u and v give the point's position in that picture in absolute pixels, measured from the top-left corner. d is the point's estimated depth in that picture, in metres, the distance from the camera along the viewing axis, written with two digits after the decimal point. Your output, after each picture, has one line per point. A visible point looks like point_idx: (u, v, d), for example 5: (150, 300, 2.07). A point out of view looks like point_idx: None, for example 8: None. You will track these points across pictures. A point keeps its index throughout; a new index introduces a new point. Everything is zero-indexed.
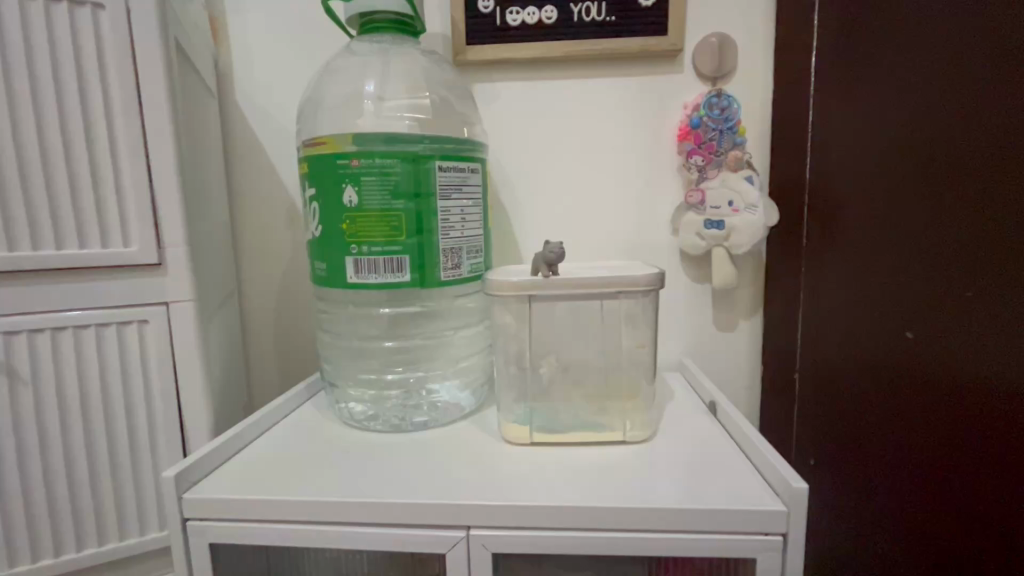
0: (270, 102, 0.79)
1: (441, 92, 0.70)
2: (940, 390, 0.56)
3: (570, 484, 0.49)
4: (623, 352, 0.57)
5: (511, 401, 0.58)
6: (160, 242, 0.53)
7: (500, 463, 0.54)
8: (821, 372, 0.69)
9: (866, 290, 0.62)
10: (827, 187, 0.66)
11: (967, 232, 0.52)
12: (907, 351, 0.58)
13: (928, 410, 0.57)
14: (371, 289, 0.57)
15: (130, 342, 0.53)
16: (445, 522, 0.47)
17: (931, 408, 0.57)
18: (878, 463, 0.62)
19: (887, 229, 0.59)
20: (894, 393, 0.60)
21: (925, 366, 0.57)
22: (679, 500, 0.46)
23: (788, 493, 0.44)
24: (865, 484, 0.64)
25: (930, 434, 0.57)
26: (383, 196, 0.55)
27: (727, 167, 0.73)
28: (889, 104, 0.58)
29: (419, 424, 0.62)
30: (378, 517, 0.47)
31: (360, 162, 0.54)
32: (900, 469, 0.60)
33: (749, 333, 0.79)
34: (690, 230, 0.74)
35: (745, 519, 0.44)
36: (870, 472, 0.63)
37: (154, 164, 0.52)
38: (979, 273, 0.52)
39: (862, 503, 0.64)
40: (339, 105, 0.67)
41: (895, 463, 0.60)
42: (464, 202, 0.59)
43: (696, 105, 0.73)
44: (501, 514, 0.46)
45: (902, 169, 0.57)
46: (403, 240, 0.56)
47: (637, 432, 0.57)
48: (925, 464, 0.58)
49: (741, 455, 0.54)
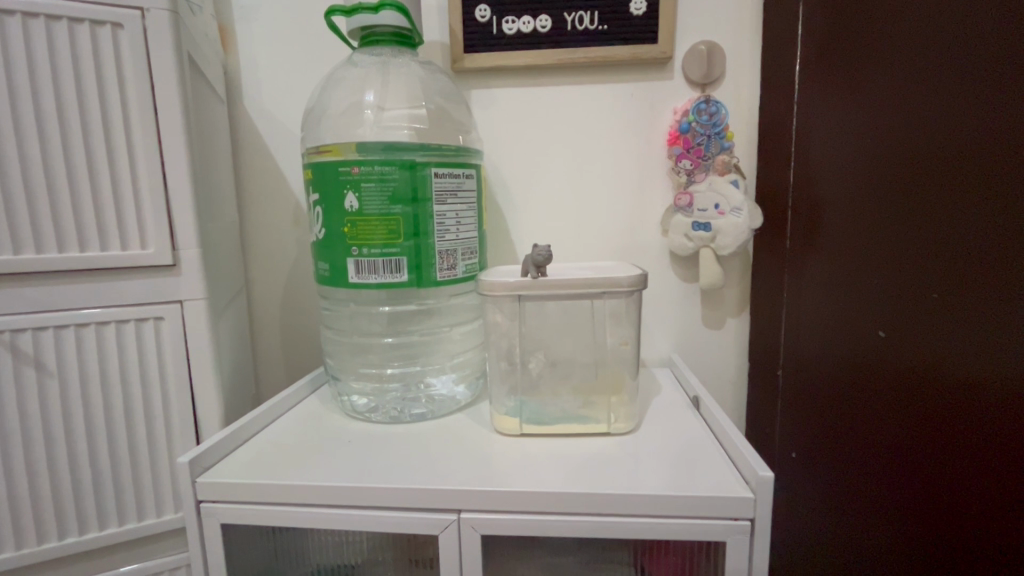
0: (277, 107, 0.83)
1: (436, 101, 0.73)
2: (919, 383, 0.61)
3: (554, 473, 0.53)
4: (608, 349, 0.60)
5: (503, 394, 0.61)
6: (175, 245, 0.56)
7: (492, 452, 0.58)
8: (798, 368, 0.72)
9: (845, 292, 0.66)
10: (808, 191, 0.69)
11: (969, 239, 0.56)
12: (904, 352, 0.62)
13: (908, 401, 0.62)
14: (371, 288, 0.60)
15: (147, 336, 0.57)
16: (439, 506, 0.50)
17: (911, 399, 0.62)
18: (857, 451, 0.67)
19: (879, 238, 0.62)
20: (873, 387, 0.65)
21: (903, 361, 0.62)
22: (654, 488, 0.49)
23: (755, 481, 0.47)
24: (851, 479, 0.68)
25: (908, 423, 0.62)
26: (382, 202, 0.58)
27: (714, 171, 0.76)
28: (868, 117, 0.62)
29: (417, 416, 0.66)
30: (376, 501, 0.51)
31: (360, 169, 0.58)
32: (878, 455, 0.65)
33: (736, 331, 0.82)
34: (678, 231, 0.77)
35: (715, 506, 0.47)
36: (855, 468, 0.67)
37: (169, 172, 0.56)
38: (983, 276, 0.55)
39: (859, 502, 0.67)
40: (341, 113, 0.71)
41: (874, 449, 0.65)
42: (459, 206, 0.62)
43: (685, 111, 0.76)
44: (490, 499, 0.50)
45: (897, 179, 0.60)
46: (401, 242, 0.59)
47: (621, 424, 0.60)
48: (904, 449, 0.63)
49: (718, 447, 0.57)
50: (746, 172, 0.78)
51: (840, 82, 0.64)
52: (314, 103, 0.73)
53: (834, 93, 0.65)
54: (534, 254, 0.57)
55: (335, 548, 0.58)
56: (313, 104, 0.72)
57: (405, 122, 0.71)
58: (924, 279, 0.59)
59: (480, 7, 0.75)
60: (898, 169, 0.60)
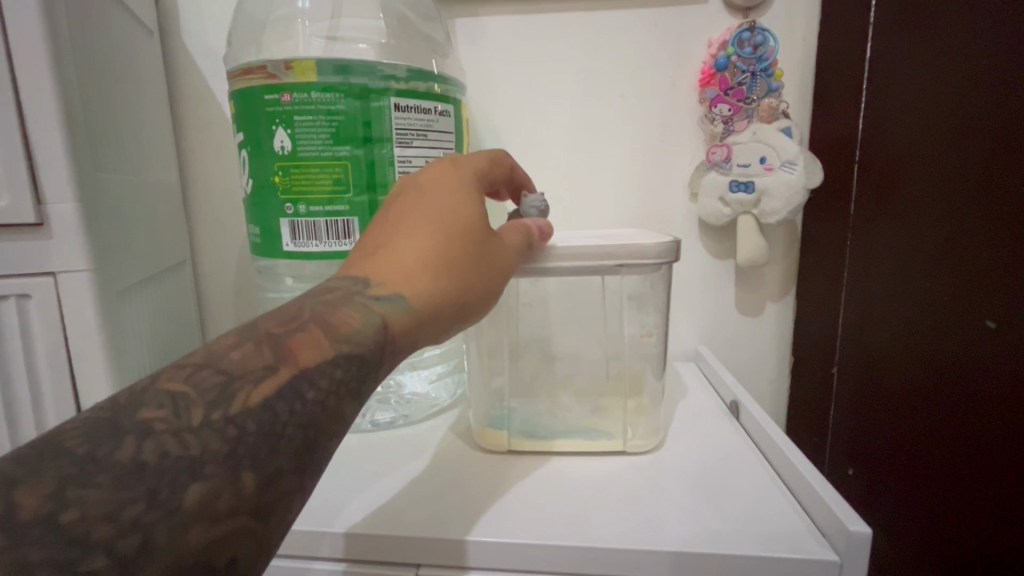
0: (219, 41, 0.68)
1: (399, 10, 0.60)
2: (979, 396, 0.42)
3: (553, 510, 0.38)
4: (626, 343, 0.46)
5: (487, 399, 0.47)
6: (41, 197, 0.42)
7: (470, 476, 0.44)
8: (864, 367, 0.56)
9: (919, 268, 0.49)
10: (884, 138, 0.53)
11: None
12: (952, 390, 0.45)
13: (970, 421, 0.43)
14: (313, 260, 0.46)
15: (9, 321, 0.42)
16: (392, 558, 0.37)
17: (973, 419, 0.43)
18: (929, 494, 0.48)
19: (943, 230, 0.46)
20: (949, 405, 0.46)
21: (973, 365, 0.43)
22: (695, 540, 0.35)
23: (843, 539, 0.33)
24: (926, 533, 0.49)
25: (972, 455, 0.43)
26: (324, 141, 0.44)
27: (759, 118, 0.60)
28: (956, 18, 0.44)
29: (383, 424, 0.53)
30: (302, 546, 0.37)
31: (294, 96, 0.43)
32: (949, 502, 0.46)
33: (778, 320, 0.67)
34: (712, 195, 0.62)
35: (783, 570, 0.33)
36: (929, 520, 0.48)
37: (27, 98, 0.40)
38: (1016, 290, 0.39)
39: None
40: (279, 24, 0.59)
41: (946, 494, 0.46)
42: (432, 151, 0.47)
43: (723, 41, 0.60)
44: (463, 551, 0.36)
45: (989, 106, 0.41)
46: (350, 197, 0.45)
47: (641, 441, 0.46)
48: (965, 495, 0.44)
49: (774, 474, 0.42)
50: (797, 121, 0.63)
51: (924, 8, 0.47)
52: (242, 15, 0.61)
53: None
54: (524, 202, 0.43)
55: None
56: (241, 13, 0.61)
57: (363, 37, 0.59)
58: (972, 291, 0.43)
59: None
60: (967, 132, 0.43)
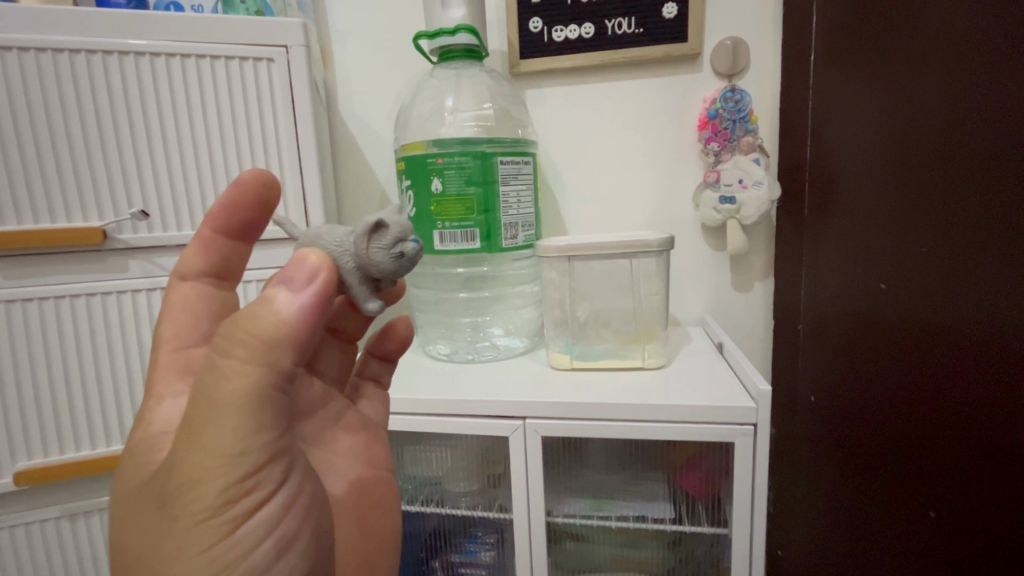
0: (364, 110, 0.98)
1: (502, 104, 0.91)
2: (896, 351, 0.64)
3: (602, 392, 0.67)
4: (644, 299, 0.74)
5: (556, 336, 0.76)
6: (308, 221, 0.74)
7: (549, 380, 0.73)
8: (817, 328, 0.79)
9: (851, 262, 0.71)
10: (824, 163, 0.76)
11: (964, 201, 0.54)
12: (872, 347, 0.68)
13: (885, 367, 0.66)
14: (451, 253, 0.77)
15: None
16: (509, 415, 0.66)
17: (887, 364, 0.66)
18: (862, 420, 0.71)
19: (868, 239, 0.68)
20: (868, 356, 0.69)
21: (885, 327, 0.66)
22: (682, 401, 0.62)
23: (757, 394, 0.60)
24: (860, 449, 0.72)
25: (891, 391, 0.66)
26: (460, 183, 0.74)
27: (740, 151, 0.86)
28: (866, 95, 0.66)
29: (488, 358, 0.83)
30: (465, 409, 0.67)
31: (443, 160, 0.73)
32: (872, 421, 0.69)
33: (762, 292, 0.93)
34: (707, 205, 0.88)
35: (728, 413, 0.60)
36: (863, 441, 0.71)
37: (305, 167, 0.73)
38: (980, 277, 0.53)
39: (867, 483, 0.71)
40: (425, 117, 0.91)
41: (872, 416, 0.69)
42: (520, 187, 0.78)
43: (713, 99, 0.87)
44: (552, 408, 0.65)
45: (885, 161, 0.64)
46: (475, 217, 0.75)
47: (654, 359, 0.73)
48: (880, 413, 0.68)
49: (733, 376, 0.69)
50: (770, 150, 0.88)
51: (847, 80, 0.70)
52: (402, 117, 0.94)
53: (844, 70, 0.70)
54: (370, 257, 0.35)
55: (455, 519, 0.82)
56: (404, 111, 0.93)
57: (471, 121, 0.89)
58: (877, 281, 0.67)
59: (533, 20, 0.88)
60: (876, 177, 0.66)
